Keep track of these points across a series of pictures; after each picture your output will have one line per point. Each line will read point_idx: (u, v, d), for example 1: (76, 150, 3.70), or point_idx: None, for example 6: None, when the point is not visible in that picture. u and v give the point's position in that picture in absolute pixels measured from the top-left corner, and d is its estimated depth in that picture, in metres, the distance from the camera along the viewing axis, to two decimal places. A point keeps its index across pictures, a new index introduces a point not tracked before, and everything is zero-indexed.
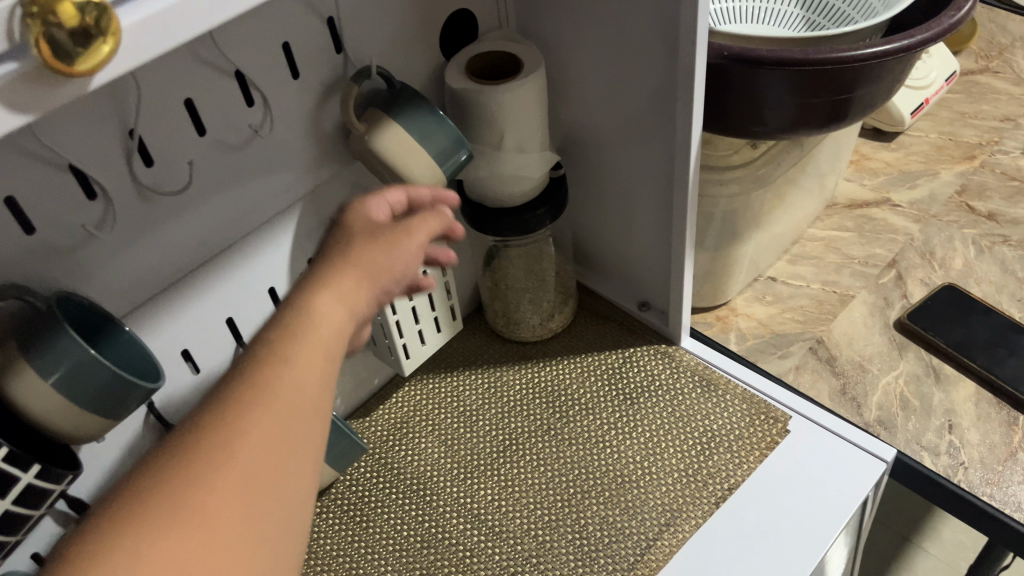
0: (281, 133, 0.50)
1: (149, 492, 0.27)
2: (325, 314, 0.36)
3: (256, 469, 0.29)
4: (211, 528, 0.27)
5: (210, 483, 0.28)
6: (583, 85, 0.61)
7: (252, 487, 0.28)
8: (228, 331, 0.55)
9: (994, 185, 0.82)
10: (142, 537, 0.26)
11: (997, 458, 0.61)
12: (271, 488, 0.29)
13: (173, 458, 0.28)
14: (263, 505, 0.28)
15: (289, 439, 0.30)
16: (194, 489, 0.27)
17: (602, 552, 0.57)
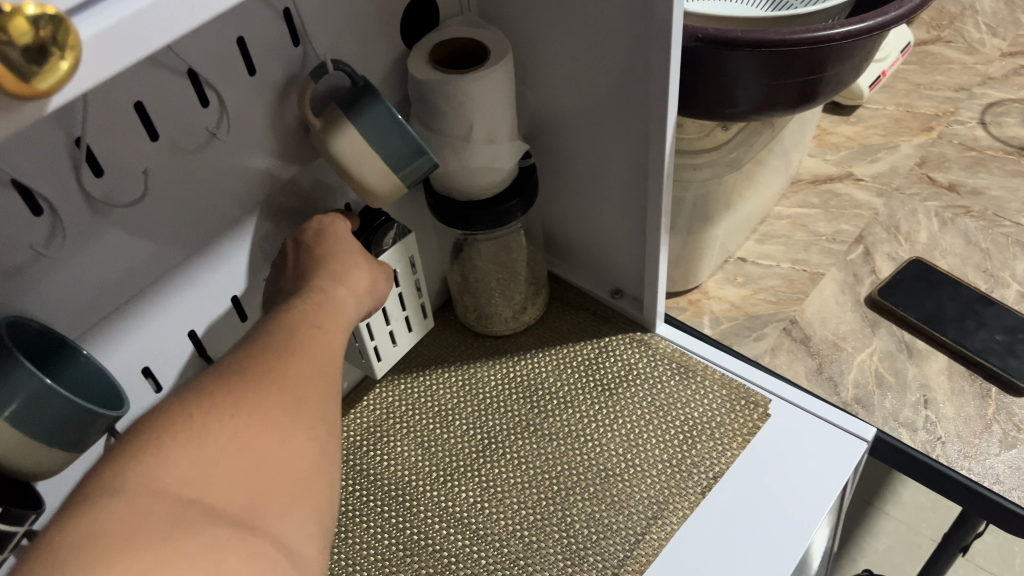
0: (239, 133, 0.47)
1: (182, 414, 0.36)
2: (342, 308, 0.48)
3: (263, 410, 0.38)
4: (224, 443, 0.35)
5: (226, 414, 0.36)
6: (549, 70, 0.59)
7: (258, 423, 0.37)
8: (191, 345, 0.52)
9: (953, 156, 0.82)
10: (173, 444, 0.34)
11: (972, 431, 0.62)
12: (274, 427, 0.37)
13: (205, 396, 0.37)
14: (266, 434, 0.37)
15: (293, 395, 0.39)
16: (213, 415, 0.36)
17: (591, 550, 0.56)
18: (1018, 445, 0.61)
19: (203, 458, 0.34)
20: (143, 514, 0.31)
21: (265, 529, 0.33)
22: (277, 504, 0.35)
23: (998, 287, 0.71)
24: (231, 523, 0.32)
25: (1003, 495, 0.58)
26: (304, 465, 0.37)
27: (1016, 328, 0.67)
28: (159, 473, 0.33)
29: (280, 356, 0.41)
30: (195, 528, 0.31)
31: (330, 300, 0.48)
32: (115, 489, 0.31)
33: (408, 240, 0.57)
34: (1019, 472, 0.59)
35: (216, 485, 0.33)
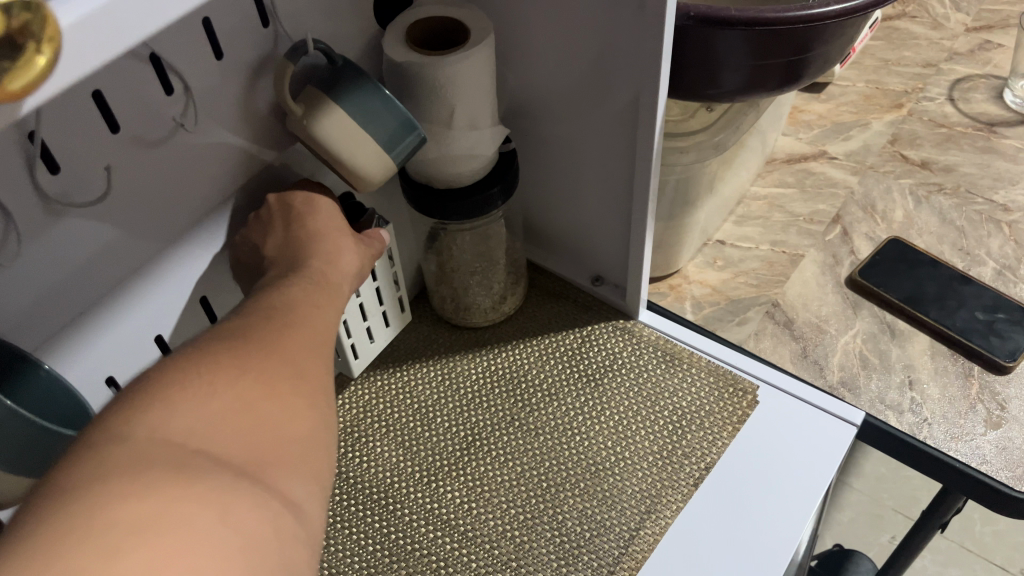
0: (206, 122, 0.44)
1: (182, 371, 0.33)
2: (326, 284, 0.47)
3: (265, 375, 0.35)
4: (230, 402, 0.33)
5: (230, 375, 0.34)
6: (530, 50, 0.56)
7: (261, 385, 0.34)
8: (157, 350, 0.48)
9: (924, 133, 0.82)
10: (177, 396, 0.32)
11: (957, 411, 0.62)
12: (277, 390, 0.35)
13: (204, 359, 0.35)
14: (270, 396, 0.34)
15: (294, 362, 0.37)
16: (214, 374, 0.34)
17: (585, 548, 0.54)
18: (1002, 424, 0.61)
19: (209, 412, 0.32)
20: (151, 456, 0.28)
21: (272, 483, 0.31)
22: (282, 461, 0.32)
23: (975, 265, 0.71)
24: (240, 471, 0.30)
25: (991, 475, 0.58)
26: (306, 431, 0.35)
27: (994, 306, 0.67)
28: (165, 422, 0.30)
29: (279, 328, 0.39)
30: (206, 472, 0.28)
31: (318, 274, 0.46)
32: (121, 436, 0.29)
33: (386, 231, 0.54)
34: (1005, 452, 0.59)
35: (224, 439, 0.31)
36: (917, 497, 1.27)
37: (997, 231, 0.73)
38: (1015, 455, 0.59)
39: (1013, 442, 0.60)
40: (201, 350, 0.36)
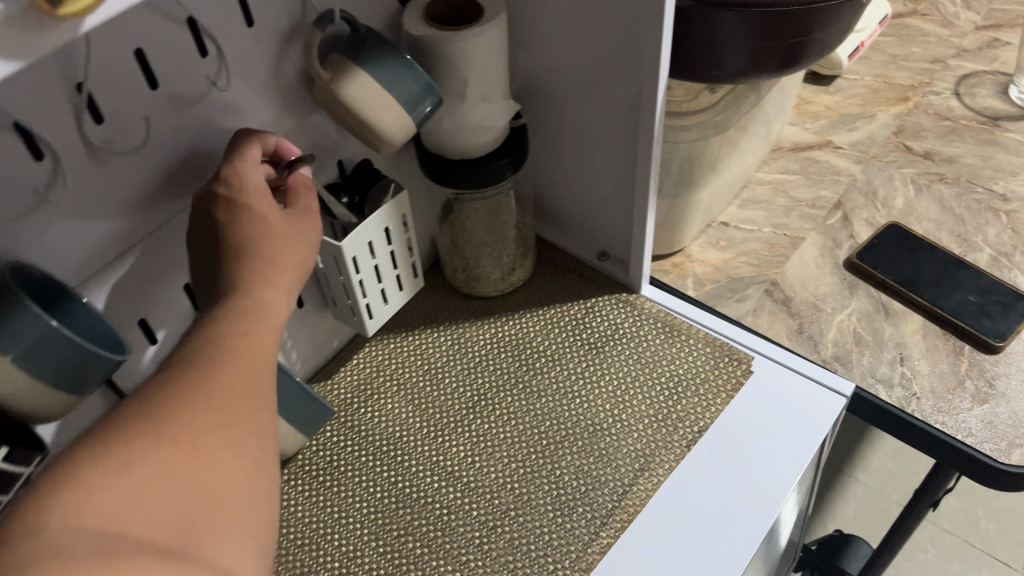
0: (238, 85, 0.47)
1: (95, 444, 0.32)
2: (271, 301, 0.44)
3: (184, 435, 0.34)
4: (149, 472, 0.32)
5: (147, 439, 0.33)
6: (541, 31, 0.59)
7: (179, 445, 0.34)
8: (186, 299, 0.51)
9: (929, 125, 0.85)
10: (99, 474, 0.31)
11: (946, 387, 0.64)
12: (198, 449, 0.34)
13: (133, 419, 0.34)
14: (190, 457, 0.34)
15: (224, 415, 0.36)
16: (128, 441, 0.33)
17: (580, 501, 0.58)
18: (989, 400, 0.63)
19: (123, 490, 0.31)
20: (63, 551, 0.28)
21: (198, 556, 0.31)
22: (208, 527, 0.32)
23: (972, 251, 0.73)
24: (162, 551, 0.30)
25: (975, 447, 0.60)
26: (236, 487, 0.34)
27: (988, 290, 0.69)
28: (79, 508, 0.30)
29: (203, 373, 0.37)
30: (120, 559, 0.28)
31: (251, 301, 0.43)
32: (35, 527, 0.29)
33: (401, 196, 0.58)
34: (990, 426, 0.62)
35: (140, 517, 0.31)
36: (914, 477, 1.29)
37: (995, 220, 0.75)
38: (1000, 428, 0.61)
39: (999, 418, 0.62)
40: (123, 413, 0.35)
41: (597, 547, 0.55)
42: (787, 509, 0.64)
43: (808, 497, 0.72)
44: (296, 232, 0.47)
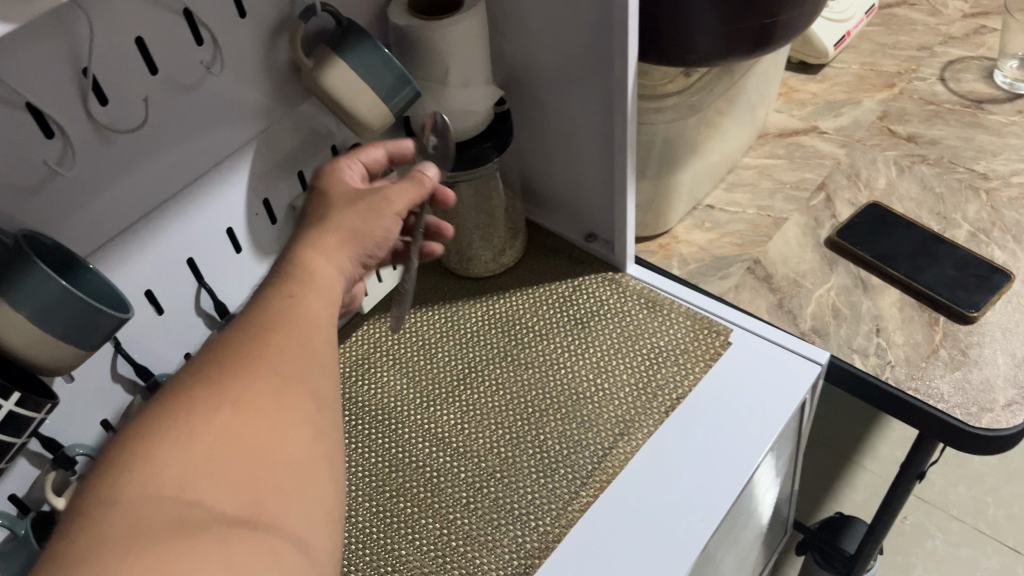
0: (233, 71, 0.52)
1: (168, 414, 0.38)
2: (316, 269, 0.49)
3: (247, 401, 0.39)
4: (214, 441, 0.37)
5: (214, 407, 0.39)
6: (521, 21, 0.62)
7: (239, 419, 0.38)
8: (189, 272, 0.56)
9: (913, 110, 0.87)
10: (166, 450, 0.37)
11: (920, 355, 0.66)
12: (258, 415, 0.39)
13: (205, 373, 0.41)
14: (252, 423, 0.39)
15: (279, 370, 0.42)
16: (198, 416, 0.38)
17: (562, 463, 0.61)
18: (961, 366, 0.65)
19: (196, 456, 0.36)
20: (144, 522, 0.33)
21: (270, 523, 0.35)
22: (274, 494, 0.37)
23: (950, 227, 0.75)
24: (235, 523, 0.34)
25: (946, 411, 0.63)
26: (295, 455, 0.39)
27: (964, 264, 0.71)
28: (155, 476, 0.35)
29: (257, 342, 0.43)
30: (200, 533, 0.33)
31: (308, 270, 0.49)
32: (114, 498, 0.35)
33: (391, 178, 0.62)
34: (962, 391, 0.64)
35: (210, 489, 0.35)
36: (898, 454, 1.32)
37: (975, 198, 0.78)
38: (971, 393, 0.63)
39: (970, 383, 0.64)
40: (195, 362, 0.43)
41: (577, 504, 0.58)
42: (767, 470, 0.67)
43: (793, 459, 0.76)
44: (366, 206, 0.53)
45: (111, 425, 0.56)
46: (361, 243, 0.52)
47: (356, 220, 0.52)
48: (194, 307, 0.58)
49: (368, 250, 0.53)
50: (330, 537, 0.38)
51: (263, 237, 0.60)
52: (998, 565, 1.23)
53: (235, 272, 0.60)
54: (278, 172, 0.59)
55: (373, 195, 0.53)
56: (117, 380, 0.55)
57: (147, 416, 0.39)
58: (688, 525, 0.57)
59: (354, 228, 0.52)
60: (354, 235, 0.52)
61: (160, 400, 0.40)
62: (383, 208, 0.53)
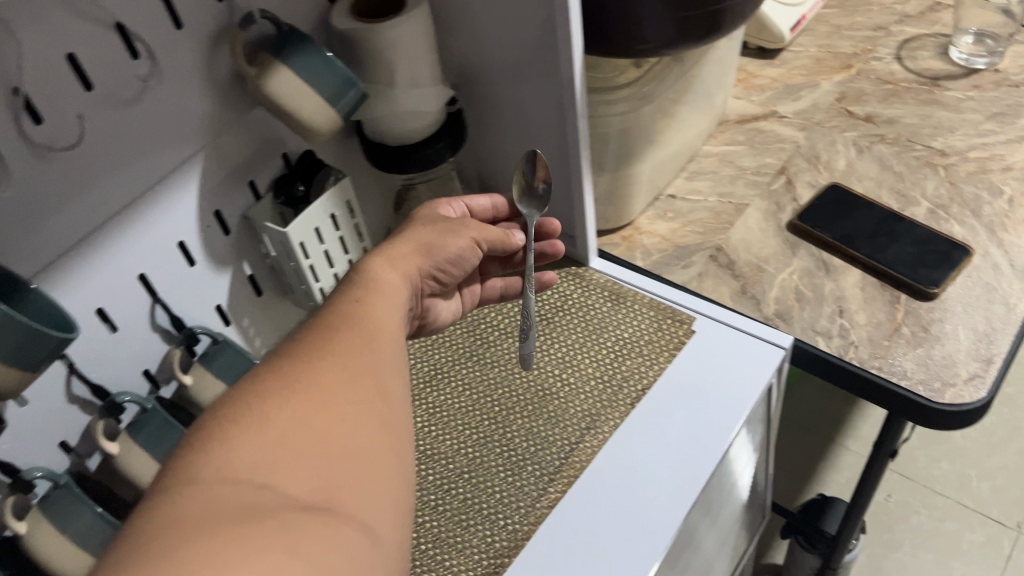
0: (173, 85, 0.51)
1: (245, 404, 0.41)
2: (383, 276, 0.53)
3: (319, 394, 0.42)
4: (287, 428, 0.39)
5: (287, 398, 0.41)
6: (467, 19, 0.62)
7: (313, 406, 0.41)
8: (141, 289, 0.55)
9: (871, 90, 0.88)
10: (241, 432, 0.39)
11: (883, 334, 0.67)
12: (330, 406, 0.41)
13: (285, 361, 0.44)
14: (325, 415, 0.41)
15: (352, 366, 0.45)
16: (273, 405, 0.40)
17: (529, 460, 0.61)
18: (924, 343, 0.66)
19: (271, 440, 0.39)
20: (218, 503, 0.35)
21: (340, 510, 0.37)
22: (346, 484, 0.38)
23: (910, 206, 0.76)
24: (303, 505, 0.36)
25: (910, 388, 0.63)
26: (363, 445, 0.41)
27: (924, 241, 0.72)
28: (231, 459, 0.37)
29: (330, 338, 0.46)
30: (271, 512, 0.35)
31: (374, 276, 0.53)
32: (192, 478, 0.37)
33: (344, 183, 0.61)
34: (924, 367, 0.64)
35: (282, 470, 0.37)
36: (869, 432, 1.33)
37: (934, 174, 0.79)
38: (933, 369, 0.64)
39: (932, 360, 0.64)
40: (287, 346, 0.46)
41: (546, 500, 0.58)
42: (738, 453, 0.68)
43: (765, 441, 0.77)
44: (443, 228, 0.59)
45: (70, 446, 0.55)
46: (431, 256, 0.57)
47: (431, 237, 0.58)
48: (150, 324, 0.57)
49: (438, 266, 0.58)
50: (396, 529, 0.40)
51: (218, 249, 0.60)
52: (984, 539, 1.24)
53: (191, 285, 0.59)
54: (228, 183, 0.58)
55: (452, 223, 0.60)
56: (73, 401, 0.54)
57: (228, 404, 0.41)
58: (658, 514, 0.56)
59: (428, 241, 0.58)
60: (427, 247, 0.57)
61: (246, 386, 0.43)
62: (460, 231, 0.59)
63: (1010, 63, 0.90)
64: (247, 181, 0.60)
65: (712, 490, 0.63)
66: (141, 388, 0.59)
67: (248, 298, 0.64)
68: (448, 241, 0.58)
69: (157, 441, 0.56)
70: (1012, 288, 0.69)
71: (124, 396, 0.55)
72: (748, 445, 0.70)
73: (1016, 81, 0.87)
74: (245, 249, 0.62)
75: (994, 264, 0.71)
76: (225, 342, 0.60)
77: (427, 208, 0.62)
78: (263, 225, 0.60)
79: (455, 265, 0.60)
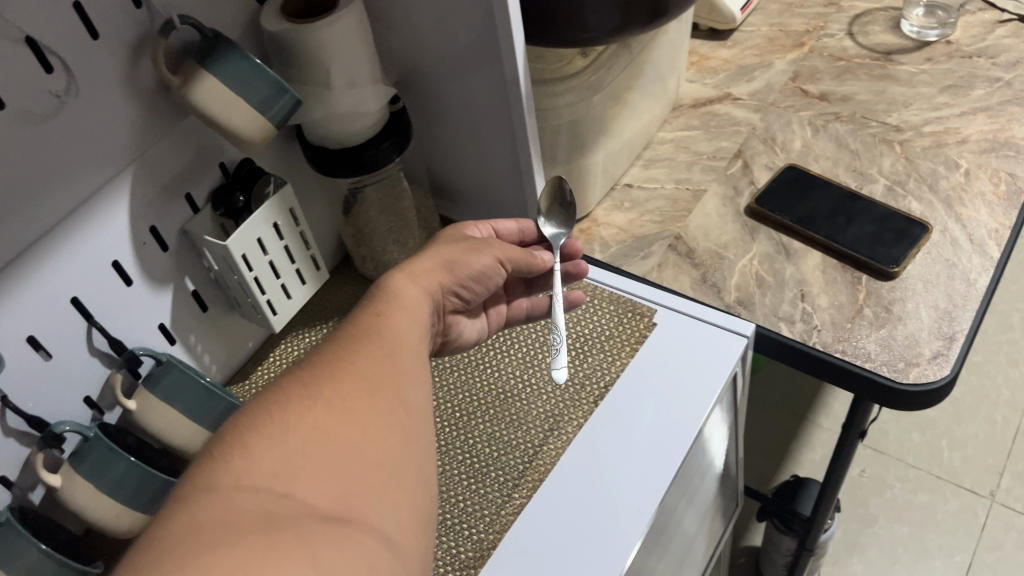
0: (91, 99, 0.48)
1: (265, 411, 0.39)
2: (405, 292, 0.50)
3: (341, 402, 0.40)
4: (306, 437, 0.37)
5: (307, 406, 0.39)
6: (403, 17, 0.59)
7: (336, 416, 0.39)
8: (75, 312, 0.53)
9: (824, 67, 0.89)
10: (260, 441, 0.37)
11: (845, 316, 0.66)
12: (352, 415, 0.39)
13: (306, 368, 0.42)
14: (346, 424, 0.39)
15: (374, 374, 0.43)
16: (292, 414, 0.38)
17: (493, 466, 0.59)
18: (887, 324, 0.65)
19: (292, 450, 0.37)
20: (236, 513, 0.33)
21: (361, 522, 0.35)
22: (367, 494, 0.37)
23: (867, 183, 0.75)
24: (325, 518, 0.34)
25: (874, 370, 0.62)
26: (382, 458, 0.39)
27: (882, 219, 0.71)
28: (248, 470, 0.35)
29: (353, 344, 0.44)
30: (291, 525, 0.33)
31: (395, 288, 0.50)
32: (209, 486, 0.35)
33: (285, 191, 0.59)
34: (888, 348, 0.63)
35: (303, 482, 0.36)
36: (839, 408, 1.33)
37: (890, 151, 0.78)
38: (897, 350, 0.63)
39: (896, 340, 0.64)
40: (310, 354, 0.44)
41: (510, 507, 0.57)
42: (707, 443, 0.67)
43: (734, 428, 0.76)
44: (467, 245, 0.55)
45: (10, 481, 0.53)
46: (455, 272, 0.54)
47: (454, 254, 0.55)
48: (88, 348, 0.55)
49: (462, 282, 0.55)
50: (418, 543, 0.38)
51: (156, 266, 0.57)
52: (957, 509, 1.26)
53: (130, 306, 0.57)
54: (162, 198, 0.56)
55: (476, 241, 0.56)
56: (9, 434, 0.52)
57: (247, 411, 0.39)
58: (623, 515, 0.55)
59: (451, 257, 0.54)
60: (450, 263, 0.54)
61: (269, 392, 0.41)
62: (483, 249, 0.56)
63: (962, 33, 0.91)
64: (183, 195, 0.58)
65: (689, 470, 0.63)
66: (82, 415, 0.56)
67: (194, 314, 0.62)
68: (471, 256, 0.55)
69: (102, 469, 0.52)
70: (971, 263, 0.68)
71: (64, 426, 0.53)
72: (716, 434, 0.69)
73: (966, 51, 0.89)
74: (187, 264, 0.60)
75: (953, 239, 0.70)
76: (169, 361, 0.57)
77: (452, 228, 0.59)
78: (203, 238, 0.58)
79: (478, 283, 0.56)
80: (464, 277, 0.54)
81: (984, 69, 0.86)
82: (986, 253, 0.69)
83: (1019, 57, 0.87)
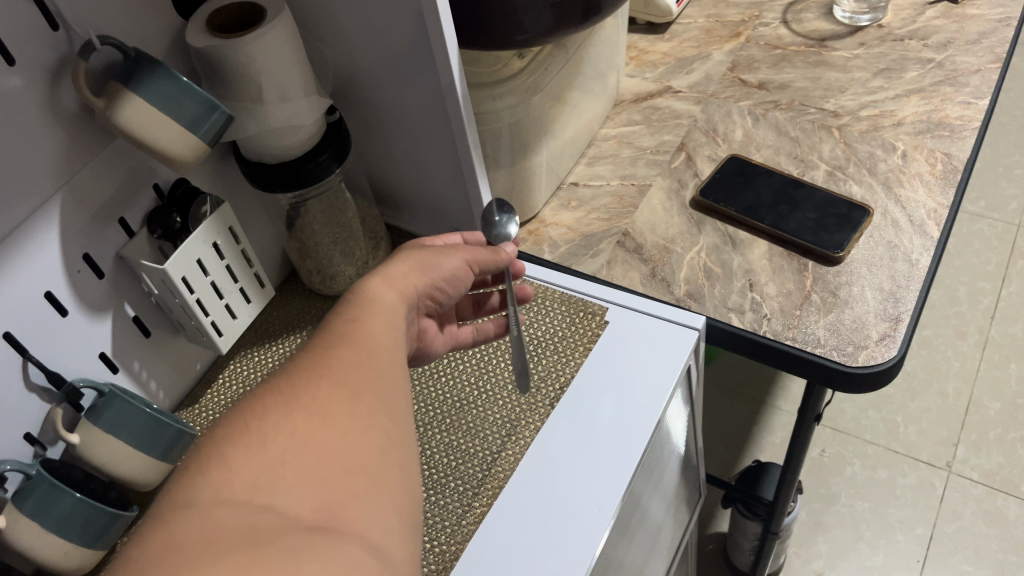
0: (10, 128, 0.47)
1: (240, 420, 0.37)
2: (379, 293, 0.48)
3: (321, 409, 0.38)
4: (285, 445, 0.36)
5: (284, 415, 0.37)
6: (335, 26, 0.58)
7: (316, 423, 0.38)
8: (9, 346, 0.51)
9: (760, 56, 0.90)
10: (240, 452, 0.36)
11: (794, 304, 0.67)
12: (332, 421, 0.38)
13: (284, 377, 0.41)
14: (326, 430, 0.38)
15: (351, 378, 0.41)
16: (270, 422, 0.37)
17: (452, 476, 0.58)
18: (834, 309, 0.66)
19: (272, 460, 0.35)
20: (218, 529, 0.32)
21: (347, 530, 0.34)
22: (352, 501, 0.36)
23: (809, 169, 0.77)
24: (309, 528, 0.33)
25: (824, 356, 0.63)
26: (368, 465, 0.37)
27: (824, 205, 0.73)
28: (228, 481, 0.34)
29: (327, 351, 0.42)
30: (276, 537, 0.32)
31: (369, 293, 0.47)
32: (186, 502, 0.33)
33: (222, 209, 0.57)
34: (836, 333, 0.64)
35: (284, 492, 0.34)
36: (794, 394, 1.34)
37: (829, 136, 0.80)
38: (845, 334, 0.64)
39: (843, 323, 0.65)
40: (288, 360, 0.43)
41: (471, 517, 0.56)
42: (668, 434, 0.67)
43: (691, 418, 0.77)
44: (434, 248, 0.53)
45: None
46: (430, 272, 0.51)
47: (425, 256, 0.52)
48: (24, 383, 0.53)
49: (436, 285, 0.52)
50: (406, 545, 0.37)
51: (91, 294, 0.56)
52: (916, 482, 1.28)
53: (67, 337, 0.55)
54: (95, 224, 0.54)
55: (442, 245, 0.54)
56: None
57: (223, 421, 0.38)
58: (584, 519, 0.55)
59: (420, 260, 0.51)
60: (423, 264, 0.51)
61: (248, 398, 0.39)
62: (451, 251, 0.53)
63: (893, 16, 0.93)
64: (117, 219, 0.56)
65: (653, 455, 0.63)
66: (23, 452, 0.54)
67: (136, 340, 0.60)
68: (441, 259, 0.52)
69: (46, 508, 0.50)
70: (912, 244, 0.69)
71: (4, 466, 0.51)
72: (675, 427, 0.70)
73: (897, 34, 0.90)
74: (125, 290, 0.58)
75: (893, 221, 0.71)
76: (111, 392, 0.54)
77: (412, 240, 0.56)
78: (139, 262, 0.56)
79: (451, 286, 0.53)
80: (436, 278, 0.52)
81: (915, 51, 0.88)
82: (926, 233, 0.70)
83: (949, 38, 0.89)
